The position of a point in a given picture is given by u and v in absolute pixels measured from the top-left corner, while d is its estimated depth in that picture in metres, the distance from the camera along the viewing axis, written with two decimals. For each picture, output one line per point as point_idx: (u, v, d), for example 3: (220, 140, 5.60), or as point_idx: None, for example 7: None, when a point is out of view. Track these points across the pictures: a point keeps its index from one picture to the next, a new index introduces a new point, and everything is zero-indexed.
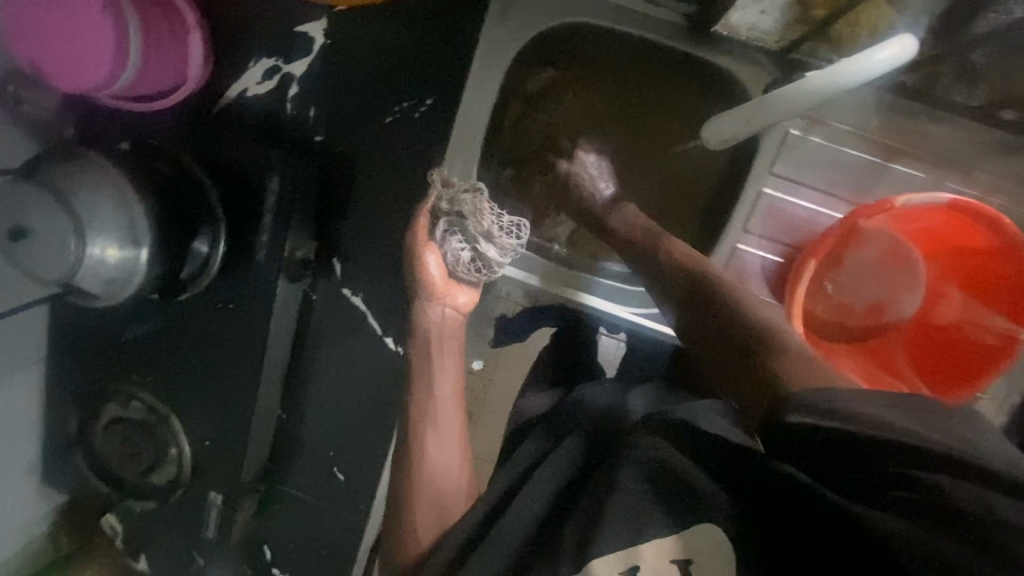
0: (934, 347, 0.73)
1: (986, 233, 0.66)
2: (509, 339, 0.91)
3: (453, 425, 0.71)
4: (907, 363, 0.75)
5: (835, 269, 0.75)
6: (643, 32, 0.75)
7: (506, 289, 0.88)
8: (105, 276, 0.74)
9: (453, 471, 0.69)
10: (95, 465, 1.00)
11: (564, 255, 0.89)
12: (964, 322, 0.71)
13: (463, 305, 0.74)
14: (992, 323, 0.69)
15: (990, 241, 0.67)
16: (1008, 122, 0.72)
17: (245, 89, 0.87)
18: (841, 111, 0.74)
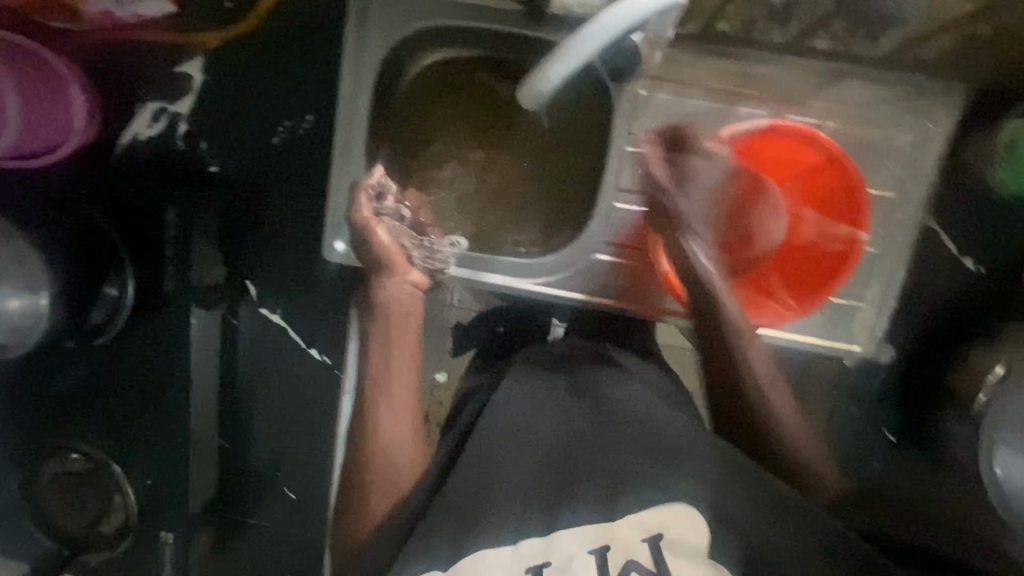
0: (802, 265, 0.81)
1: (806, 147, 0.78)
2: (467, 344, 0.99)
3: (394, 402, 0.79)
4: (781, 286, 0.81)
5: (708, 204, 0.75)
6: (490, 23, 0.82)
7: (458, 297, 0.98)
8: (11, 323, 0.78)
9: (392, 447, 0.77)
10: (43, 525, 1.00)
11: (484, 241, 0.91)
12: (819, 238, 0.80)
13: (418, 282, 0.81)
14: (840, 231, 0.80)
15: (814, 158, 0.78)
16: (824, 52, 0.80)
17: (135, 135, 0.91)
18: (679, 66, 0.81)
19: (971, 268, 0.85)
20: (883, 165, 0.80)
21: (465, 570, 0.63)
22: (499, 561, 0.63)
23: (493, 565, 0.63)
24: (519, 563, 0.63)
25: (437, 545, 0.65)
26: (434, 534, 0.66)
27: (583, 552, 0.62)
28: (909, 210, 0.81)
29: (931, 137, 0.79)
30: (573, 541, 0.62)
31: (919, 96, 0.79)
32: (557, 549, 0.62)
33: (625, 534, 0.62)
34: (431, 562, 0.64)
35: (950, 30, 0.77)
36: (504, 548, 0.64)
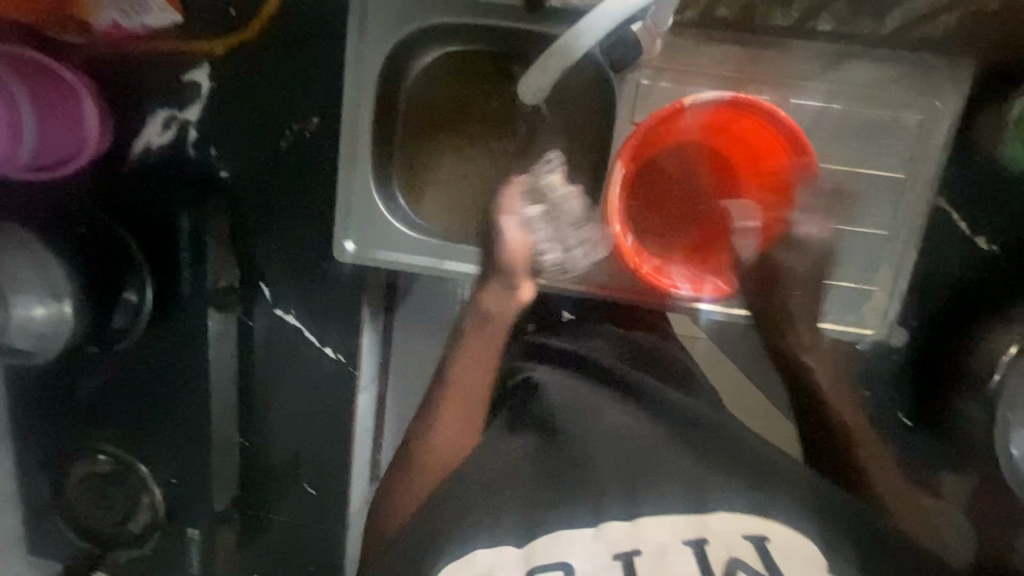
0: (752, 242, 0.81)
1: (765, 126, 0.75)
2: None
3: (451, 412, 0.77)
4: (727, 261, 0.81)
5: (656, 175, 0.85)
6: (490, 19, 0.82)
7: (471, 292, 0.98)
8: (34, 330, 0.81)
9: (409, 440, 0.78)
10: (74, 526, 1.03)
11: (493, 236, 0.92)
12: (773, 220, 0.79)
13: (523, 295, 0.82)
14: (793, 215, 0.77)
15: (776, 135, 0.75)
16: (827, 33, 0.79)
17: (148, 142, 0.93)
18: (682, 53, 0.80)
19: (984, 248, 0.84)
20: (892, 145, 0.80)
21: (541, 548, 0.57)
22: (581, 550, 0.56)
23: (575, 547, 0.57)
24: (604, 548, 0.56)
25: (505, 518, 0.60)
26: (500, 515, 0.60)
27: (676, 542, 0.56)
28: (917, 191, 0.81)
29: (937, 117, 0.79)
30: (663, 529, 0.57)
31: (925, 75, 0.78)
32: (645, 539, 0.57)
33: (722, 529, 0.57)
34: (500, 538, 0.58)
35: (956, 5, 0.76)
36: (583, 529, 0.58)
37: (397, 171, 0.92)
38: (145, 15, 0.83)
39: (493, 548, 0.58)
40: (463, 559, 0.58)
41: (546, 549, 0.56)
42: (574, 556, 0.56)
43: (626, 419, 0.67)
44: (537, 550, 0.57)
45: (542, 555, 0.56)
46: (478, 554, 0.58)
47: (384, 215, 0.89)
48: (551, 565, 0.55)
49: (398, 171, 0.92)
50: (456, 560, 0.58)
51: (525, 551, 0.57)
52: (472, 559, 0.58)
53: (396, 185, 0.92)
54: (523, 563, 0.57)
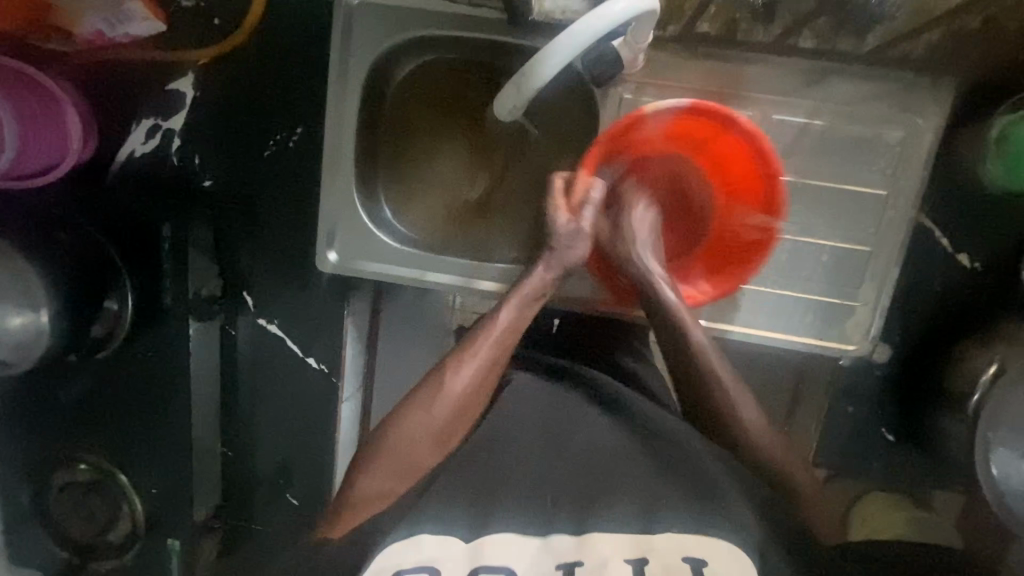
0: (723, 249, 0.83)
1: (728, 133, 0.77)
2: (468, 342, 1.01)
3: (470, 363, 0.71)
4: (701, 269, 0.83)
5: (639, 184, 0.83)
6: (477, 31, 0.81)
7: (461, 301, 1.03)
8: (12, 341, 0.79)
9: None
10: (53, 536, 1.03)
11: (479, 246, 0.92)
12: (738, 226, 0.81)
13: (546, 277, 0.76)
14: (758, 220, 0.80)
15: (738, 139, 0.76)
16: (809, 50, 0.78)
17: (132, 150, 0.93)
18: (664, 67, 0.80)
19: (966, 264, 0.83)
20: (872, 161, 0.81)
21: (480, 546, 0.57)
22: (527, 553, 0.56)
23: (519, 550, 0.57)
24: (550, 559, 0.56)
25: (455, 509, 0.59)
26: (451, 501, 0.60)
27: (619, 558, 0.55)
28: (898, 207, 0.81)
29: (920, 133, 0.79)
30: (608, 543, 0.56)
31: (906, 92, 0.78)
32: (592, 549, 0.55)
33: (667, 548, 0.56)
34: (449, 527, 0.58)
35: (939, 24, 0.76)
36: (532, 538, 0.57)
37: (380, 181, 0.92)
38: (129, 23, 0.82)
39: (440, 536, 0.58)
40: (407, 540, 0.57)
41: (492, 549, 0.56)
42: (518, 561, 0.56)
43: (600, 434, 0.66)
44: (484, 548, 0.56)
45: (485, 557, 0.56)
46: (423, 538, 0.57)
47: (368, 225, 0.89)
48: (493, 566, 0.55)
49: (382, 181, 0.92)
50: (398, 542, 0.57)
51: (469, 544, 0.57)
52: (417, 543, 0.57)
53: (380, 195, 0.92)
54: (467, 560, 0.56)
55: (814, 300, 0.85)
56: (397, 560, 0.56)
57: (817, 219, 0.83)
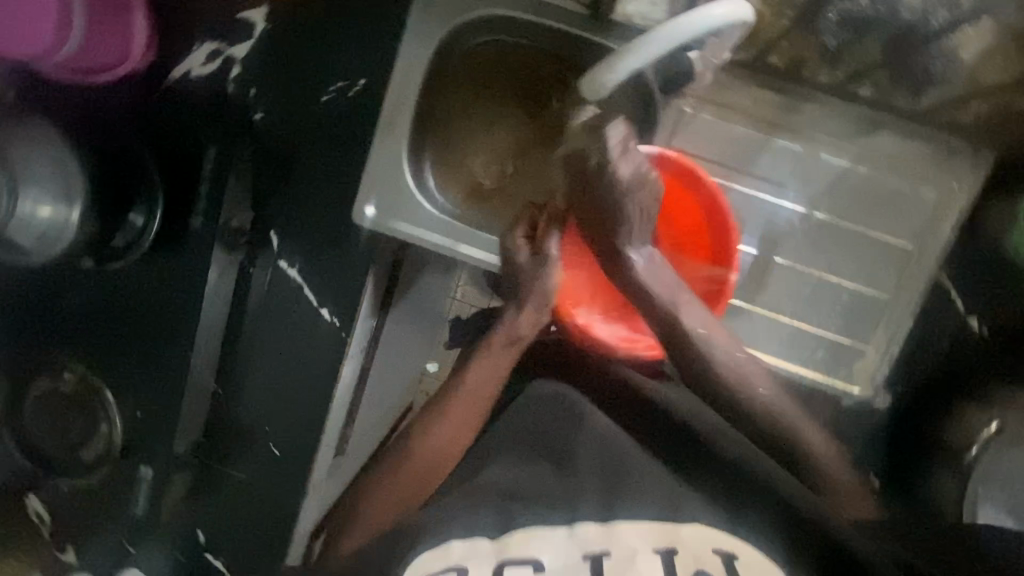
0: None
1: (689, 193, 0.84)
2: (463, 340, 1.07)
3: (450, 413, 0.73)
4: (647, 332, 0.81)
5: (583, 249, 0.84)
6: (556, 22, 0.84)
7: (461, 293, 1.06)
8: (37, 228, 0.78)
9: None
10: (21, 446, 1.00)
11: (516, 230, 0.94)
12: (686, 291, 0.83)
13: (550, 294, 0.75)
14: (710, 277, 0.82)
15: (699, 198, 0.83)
16: (866, 98, 0.83)
17: (189, 70, 0.91)
18: (727, 91, 0.84)
19: (974, 328, 0.88)
20: (905, 215, 0.85)
21: (513, 539, 0.56)
22: (554, 549, 0.55)
23: (550, 544, 0.56)
24: (575, 547, 0.55)
25: (484, 511, 0.59)
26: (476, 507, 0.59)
27: (648, 550, 0.54)
28: (922, 264, 0.85)
29: (952, 196, 0.84)
30: (635, 534, 0.56)
31: (945, 157, 0.83)
32: (619, 542, 0.55)
33: (694, 539, 0.55)
34: (474, 531, 0.57)
35: (991, 97, 0.80)
36: (559, 527, 0.57)
37: (433, 146, 0.93)
38: None
39: (469, 542, 0.56)
40: (437, 548, 0.56)
41: (519, 547, 0.55)
42: (545, 555, 0.55)
43: (610, 429, 0.69)
44: (509, 546, 0.56)
45: (512, 550, 0.55)
46: (451, 545, 0.56)
47: (412, 190, 0.88)
48: (519, 560, 0.54)
49: (434, 146, 0.94)
50: (431, 548, 0.56)
51: (497, 544, 0.56)
52: (445, 549, 0.56)
53: (428, 159, 0.93)
54: (494, 557, 0.55)
55: (825, 336, 0.88)
56: (428, 566, 0.55)
57: (843, 260, 0.87)
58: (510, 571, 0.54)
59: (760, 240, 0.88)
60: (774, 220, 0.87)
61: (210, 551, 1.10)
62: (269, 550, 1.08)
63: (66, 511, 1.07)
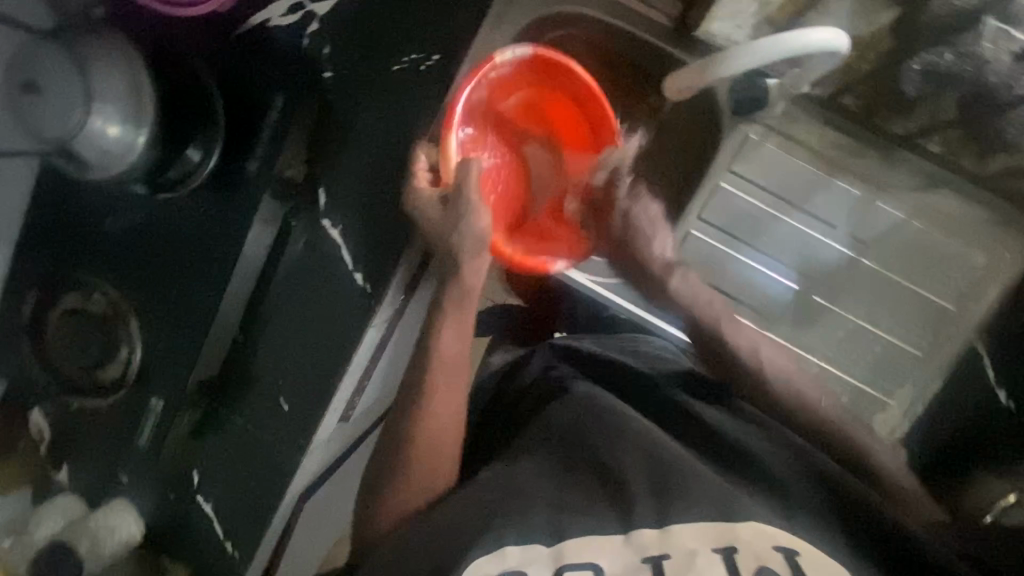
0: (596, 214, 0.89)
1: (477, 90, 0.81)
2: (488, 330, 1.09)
3: (438, 408, 0.81)
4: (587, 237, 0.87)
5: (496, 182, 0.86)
6: (640, 32, 0.85)
7: None
8: (101, 146, 0.80)
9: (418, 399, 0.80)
10: (42, 355, 1.02)
11: None
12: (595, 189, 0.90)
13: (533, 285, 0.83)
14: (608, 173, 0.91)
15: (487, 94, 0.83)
16: (932, 152, 0.84)
17: (268, 19, 0.91)
18: (794, 122, 0.86)
19: (1002, 400, 0.87)
20: (952, 276, 0.85)
21: (574, 544, 0.65)
22: (610, 549, 0.65)
23: (604, 550, 0.65)
24: (633, 552, 0.64)
25: (534, 518, 0.68)
26: (531, 516, 0.68)
27: (706, 550, 0.63)
28: (960, 326, 0.85)
29: (1000, 264, 0.84)
30: (691, 537, 0.64)
31: (999, 225, 0.84)
32: (677, 544, 0.64)
33: (748, 537, 0.64)
34: (528, 536, 0.66)
35: None
36: (614, 534, 0.66)
37: None
38: None
39: (526, 545, 0.66)
40: (491, 553, 0.65)
41: (575, 551, 0.65)
42: (603, 560, 0.64)
43: (641, 433, 0.77)
44: (565, 552, 0.65)
45: (569, 555, 0.65)
46: (507, 549, 0.65)
47: None
48: (579, 564, 0.64)
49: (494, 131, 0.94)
50: (486, 555, 0.65)
51: (553, 549, 0.65)
52: (501, 554, 0.65)
53: None
54: (552, 563, 0.64)
55: (850, 382, 0.87)
56: (487, 568, 0.64)
57: (880, 309, 0.87)
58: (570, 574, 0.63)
59: (802, 275, 0.88)
60: (815, 259, 0.88)
61: (200, 495, 1.09)
62: (255, 507, 1.06)
63: (66, 428, 1.07)
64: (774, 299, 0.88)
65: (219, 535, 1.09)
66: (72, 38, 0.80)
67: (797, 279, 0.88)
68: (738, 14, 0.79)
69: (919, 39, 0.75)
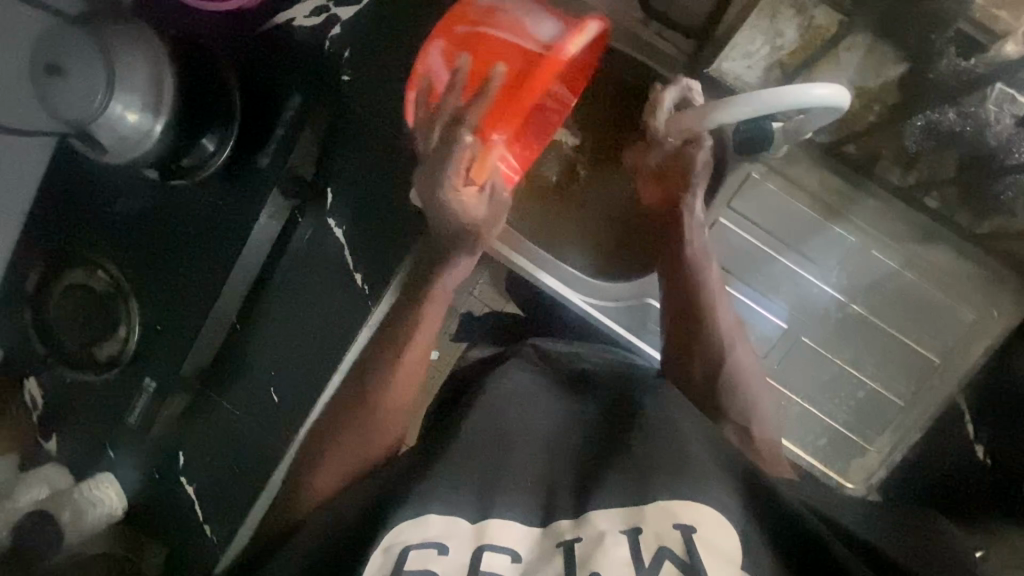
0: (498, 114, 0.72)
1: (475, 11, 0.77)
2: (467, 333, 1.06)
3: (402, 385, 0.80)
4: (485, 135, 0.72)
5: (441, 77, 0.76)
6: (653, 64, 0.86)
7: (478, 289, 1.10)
8: (119, 132, 0.82)
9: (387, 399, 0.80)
10: (43, 325, 1.04)
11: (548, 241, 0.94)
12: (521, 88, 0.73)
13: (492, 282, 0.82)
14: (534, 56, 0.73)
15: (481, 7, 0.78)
16: (930, 208, 0.85)
17: (292, 19, 0.94)
18: (797, 164, 0.87)
19: (978, 451, 0.88)
20: (938, 331, 0.86)
21: (486, 519, 0.63)
22: (520, 532, 0.63)
23: (523, 534, 0.63)
24: (549, 537, 0.62)
25: (461, 490, 0.67)
26: (457, 489, 0.66)
27: (615, 532, 0.60)
28: (943, 381, 0.86)
29: (990, 321, 0.84)
30: (606, 519, 0.62)
31: (992, 284, 0.84)
32: (588, 528, 0.61)
33: (654, 517, 0.60)
34: (453, 509, 0.65)
35: None
36: (534, 525, 0.64)
37: None
38: None
39: (446, 518, 0.64)
40: (415, 520, 0.64)
41: (496, 532, 0.63)
42: (521, 547, 0.62)
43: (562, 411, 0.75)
44: (487, 531, 0.63)
45: (487, 534, 0.62)
46: (430, 518, 0.64)
47: None
48: (497, 546, 0.62)
49: None
50: (408, 521, 0.64)
51: (477, 527, 0.63)
52: (424, 522, 0.64)
53: None
54: (473, 540, 0.62)
55: (832, 426, 0.89)
56: (408, 536, 0.63)
57: (867, 356, 0.88)
58: (488, 553, 0.61)
59: (793, 315, 0.89)
60: (807, 298, 0.89)
61: (184, 476, 1.11)
62: (239, 489, 1.08)
63: (59, 399, 1.09)
64: (763, 336, 0.90)
65: (200, 518, 1.11)
66: (98, 23, 0.82)
67: (788, 319, 0.89)
68: (750, 55, 0.82)
69: (926, 96, 0.77)
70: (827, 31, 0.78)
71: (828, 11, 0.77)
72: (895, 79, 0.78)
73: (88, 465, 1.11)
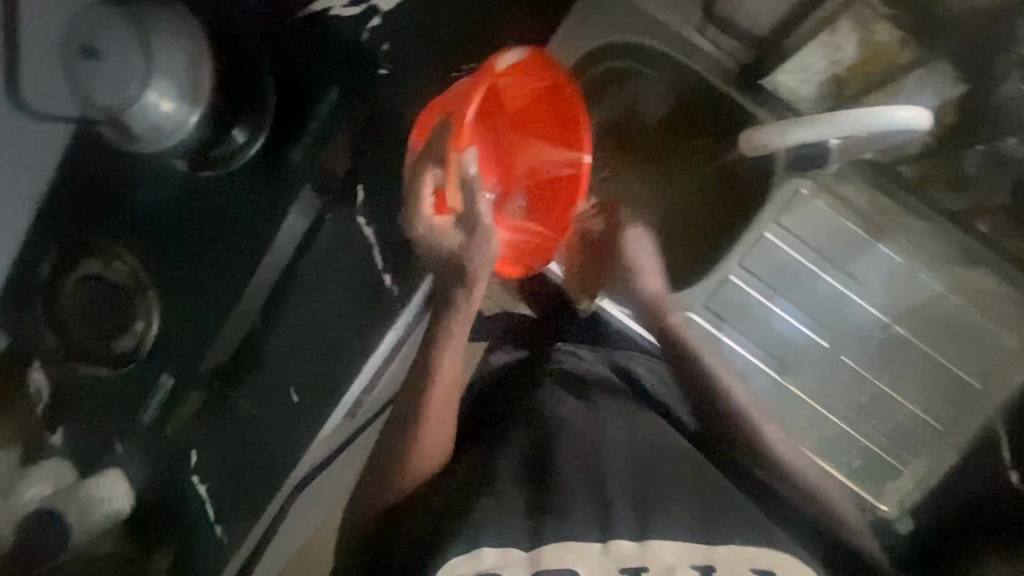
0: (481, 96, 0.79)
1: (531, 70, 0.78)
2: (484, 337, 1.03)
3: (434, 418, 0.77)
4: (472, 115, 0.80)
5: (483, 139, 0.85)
6: (708, 75, 0.84)
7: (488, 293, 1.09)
8: (154, 122, 0.80)
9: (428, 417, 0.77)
10: (57, 316, 1.01)
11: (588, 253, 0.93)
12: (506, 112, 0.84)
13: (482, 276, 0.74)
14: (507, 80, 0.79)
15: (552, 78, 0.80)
16: (980, 232, 0.86)
17: (329, 8, 0.88)
18: (845, 181, 0.87)
19: None
20: (976, 355, 0.87)
21: (549, 552, 0.68)
22: (586, 558, 0.68)
23: (580, 555, 0.68)
24: (612, 562, 0.68)
25: (513, 521, 0.70)
26: (510, 519, 0.70)
27: (685, 566, 0.69)
28: (980, 405, 0.87)
29: None
30: (671, 552, 0.69)
31: None
32: (655, 559, 0.69)
33: (725, 557, 0.70)
34: (507, 540, 0.69)
35: None
36: (594, 542, 0.69)
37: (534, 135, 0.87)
38: None
39: (503, 547, 0.69)
40: (469, 553, 0.68)
41: (553, 556, 0.68)
42: (581, 564, 0.68)
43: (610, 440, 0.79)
44: (543, 556, 0.68)
45: (548, 558, 0.68)
46: (485, 550, 0.68)
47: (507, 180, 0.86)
48: (557, 570, 0.67)
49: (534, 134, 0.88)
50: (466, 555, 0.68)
51: (531, 554, 0.68)
52: (479, 555, 0.68)
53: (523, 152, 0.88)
54: (529, 567, 0.68)
55: (869, 446, 0.90)
56: (463, 569, 0.67)
57: (907, 379, 0.89)
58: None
59: (831, 333, 0.90)
60: (847, 317, 0.89)
61: (196, 477, 1.04)
62: (249, 497, 1.00)
63: (67, 392, 1.05)
64: (800, 348, 0.90)
65: (211, 521, 1.03)
66: (135, 6, 0.78)
67: (827, 336, 0.90)
68: (807, 69, 0.81)
69: (987, 121, 0.79)
70: (891, 50, 0.77)
71: (891, 27, 0.75)
72: (955, 99, 0.80)
73: (94, 463, 1.06)
